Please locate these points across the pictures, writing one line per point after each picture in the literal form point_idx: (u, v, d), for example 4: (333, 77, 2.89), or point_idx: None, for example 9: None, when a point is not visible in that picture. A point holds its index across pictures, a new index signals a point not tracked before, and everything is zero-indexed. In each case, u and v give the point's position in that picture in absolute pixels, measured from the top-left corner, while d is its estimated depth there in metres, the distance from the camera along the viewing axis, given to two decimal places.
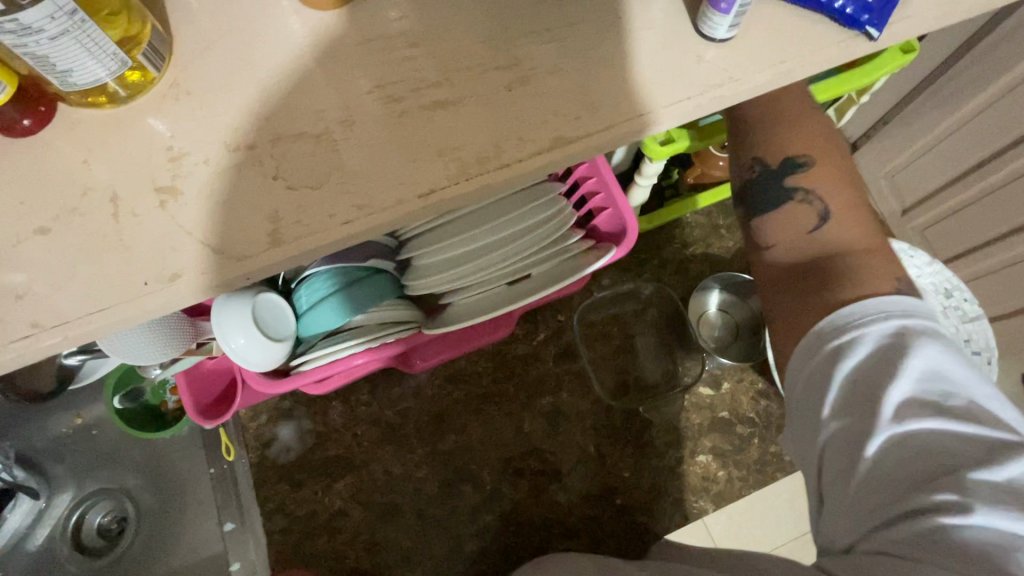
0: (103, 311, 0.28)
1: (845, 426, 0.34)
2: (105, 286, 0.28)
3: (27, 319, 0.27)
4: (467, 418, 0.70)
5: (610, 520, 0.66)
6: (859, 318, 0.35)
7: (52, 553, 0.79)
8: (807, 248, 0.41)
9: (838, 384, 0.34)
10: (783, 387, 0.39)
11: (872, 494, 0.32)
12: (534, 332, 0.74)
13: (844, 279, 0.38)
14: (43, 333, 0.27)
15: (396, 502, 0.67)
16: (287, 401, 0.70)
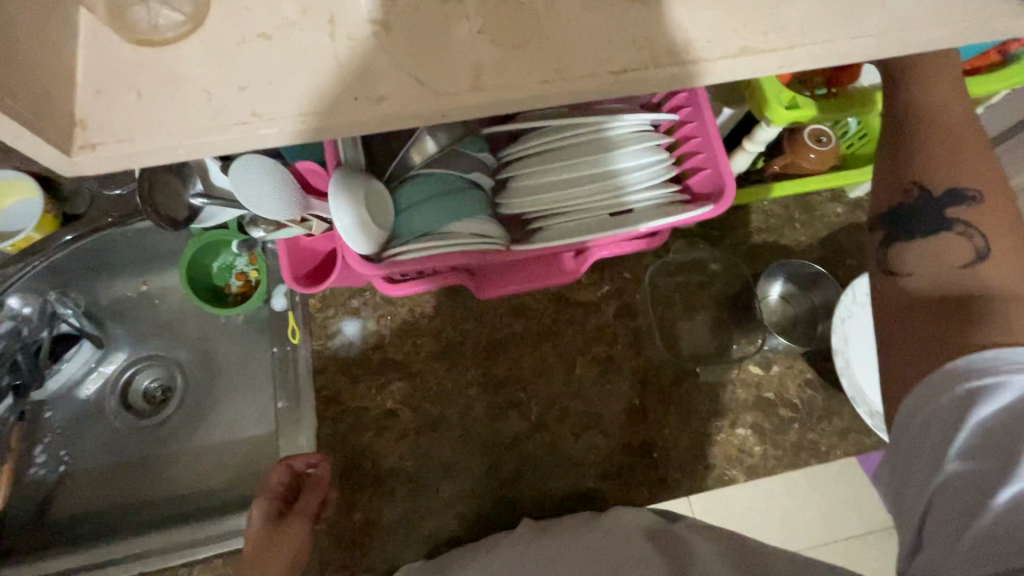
0: (317, 116, 0.30)
1: (969, 470, 0.37)
2: (322, 95, 0.30)
3: (248, 110, 0.30)
4: (525, 349, 0.72)
5: (648, 469, 0.68)
6: (1002, 366, 0.37)
7: (100, 404, 0.84)
8: (944, 281, 0.44)
9: (971, 428, 0.37)
10: (898, 422, 0.42)
11: (997, 537, 0.34)
12: (599, 284, 0.75)
13: (986, 316, 0.40)
14: (261, 123, 0.30)
15: (443, 414, 0.69)
16: (356, 300, 0.73)
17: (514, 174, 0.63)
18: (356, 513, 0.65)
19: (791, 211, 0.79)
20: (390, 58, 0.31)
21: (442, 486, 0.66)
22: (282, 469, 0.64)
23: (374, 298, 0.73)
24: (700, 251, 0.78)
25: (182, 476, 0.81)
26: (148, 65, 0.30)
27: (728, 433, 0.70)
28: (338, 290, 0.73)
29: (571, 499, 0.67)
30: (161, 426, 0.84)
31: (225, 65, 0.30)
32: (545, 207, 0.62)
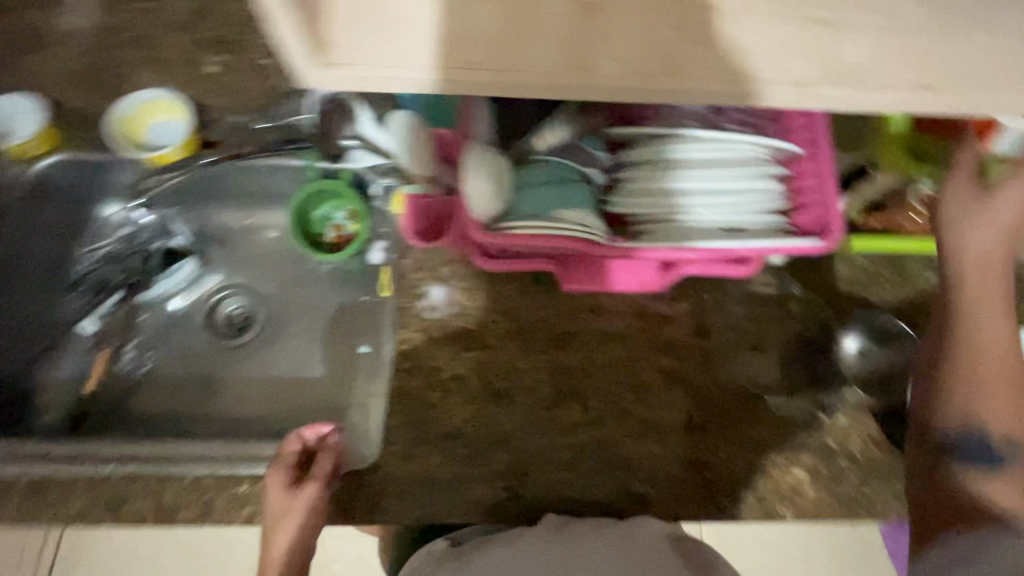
0: (527, 73, 0.34)
1: None
2: (533, 56, 0.35)
3: (469, 56, 0.34)
4: (597, 346, 0.74)
5: (696, 484, 0.68)
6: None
7: (188, 319, 0.89)
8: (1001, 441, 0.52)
9: None
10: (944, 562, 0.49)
11: None
12: (677, 299, 0.77)
13: None
14: (478, 70, 0.34)
15: (508, 390, 0.71)
16: (447, 268, 0.76)
17: (627, 177, 0.66)
18: (411, 461, 0.68)
19: (882, 267, 0.79)
20: (598, 36, 0.36)
21: (495, 457, 0.68)
22: (297, 440, 0.69)
23: (463, 270, 0.76)
24: (783, 288, 0.78)
25: (247, 399, 0.85)
26: (391, 5, 0.35)
27: (784, 469, 0.70)
28: (431, 256, 0.77)
29: (617, 498, 0.68)
30: (237, 350, 0.88)
31: (459, 16, 0.35)
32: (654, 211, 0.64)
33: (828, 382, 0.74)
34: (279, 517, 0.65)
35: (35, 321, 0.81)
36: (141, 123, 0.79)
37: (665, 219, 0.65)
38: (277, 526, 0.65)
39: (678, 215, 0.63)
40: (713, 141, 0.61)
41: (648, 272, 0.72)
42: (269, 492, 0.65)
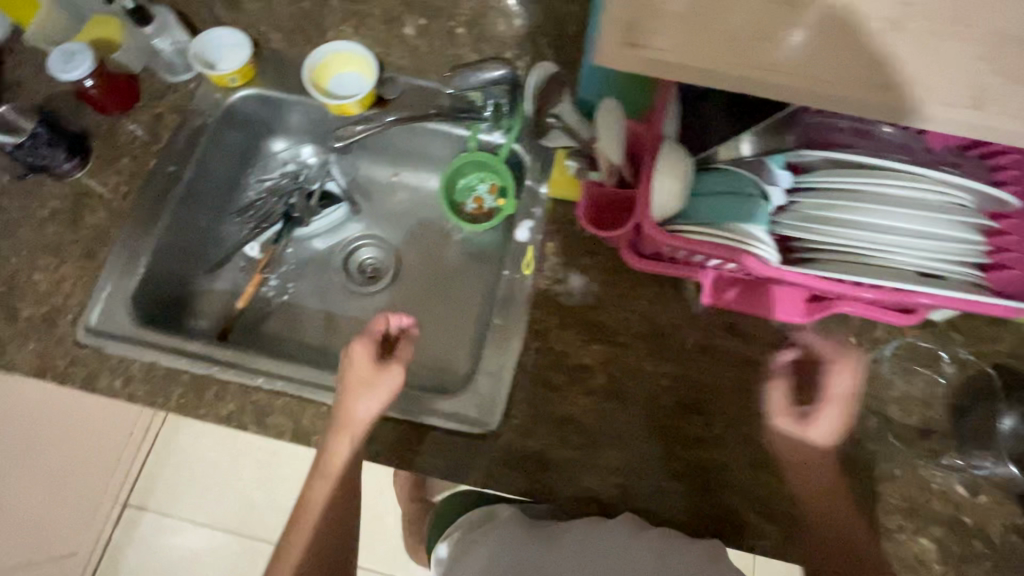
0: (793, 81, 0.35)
1: None
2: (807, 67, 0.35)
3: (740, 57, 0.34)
4: (727, 366, 0.72)
5: (707, 519, 0.66)
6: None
7: (329, 259, 0.95)
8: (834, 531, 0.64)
9: None
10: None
11: None
12: (820, 335, 0.74)
13: None
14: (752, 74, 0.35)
15: (633, 390, 0.71)
16: (587, 258, 0.77)
17: (799, 203, 0.64)
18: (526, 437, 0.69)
19: None
20: (855, 51, 0.35)
21: (610, 452, 0.68)
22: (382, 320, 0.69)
23: (603, 263, 0.76)
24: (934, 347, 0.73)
25: None
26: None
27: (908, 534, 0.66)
28: (574, 244, 0.77)
29: (726, 522, 0.66)
30: (366, 297, 0.93)
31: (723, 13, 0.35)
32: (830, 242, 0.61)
33: (971, 455, 0.69)
34: (360, 390, 0.65)
35: (200, 238, 0.87)
36: (327, 73, 0.84)
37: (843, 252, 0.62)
38: (359, 396, 0.64)
39: (860, 251, 0.60)
40: (913, 180, 0.58)
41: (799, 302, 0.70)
42: (358, 363, 0.66)
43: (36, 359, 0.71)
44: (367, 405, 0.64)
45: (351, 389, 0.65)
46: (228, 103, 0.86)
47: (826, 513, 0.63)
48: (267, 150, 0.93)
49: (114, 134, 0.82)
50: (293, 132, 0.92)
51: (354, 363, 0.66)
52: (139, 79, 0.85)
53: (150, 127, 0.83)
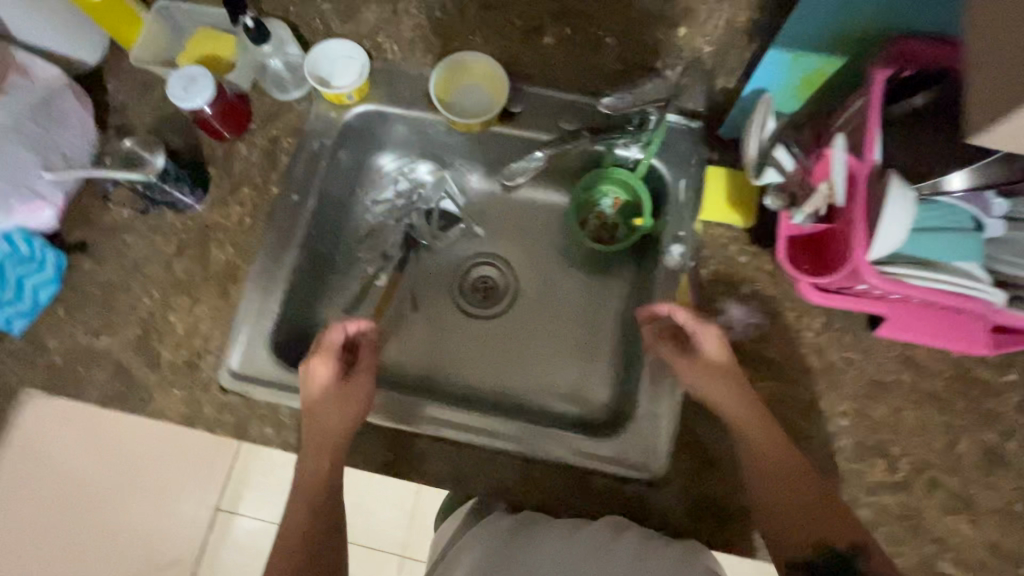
0: None
1: None
2: None
3: None
4: (907, 402, 0.68)
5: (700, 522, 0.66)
6: None
7: (454, 281, 0.89)
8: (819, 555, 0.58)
9: None
10: None
11: None
12: (1008, 368, 0.68)
13: None
14: None
15: (808, 430, 0.67)
16: (746, 286, 0.72)
17: (1011, 234, 0.57)
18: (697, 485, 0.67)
19: None
20: None
21: None
22: (340, 332, 0.69)
23: (764, 292, 0.72)
24: None
25: (499, 379, 0.84)
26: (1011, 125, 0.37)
27: None
28: (731, 272, 0.73)
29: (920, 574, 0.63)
30: (497, 319, 0.87)
31: None
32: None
33: None
34: (323, 399, 0.65)
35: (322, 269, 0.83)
36: (452, 85, 0.78)
37: None
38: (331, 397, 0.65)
39: None
40: None
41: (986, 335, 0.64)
42: (315, 362, 0.67)
43: (183, 407, 0.69)
44: (333, 417, 0.65)
45: (318, 389, 0.66)
46: (342, 124, 0.80)
47: (792, 519, 0.59)
48: (376, 168, 0.87)
49: (232, 161, 0.78)
50: (404, 149, 0.86)
51: (317, 382, 0.66)
52: (253, 99, 0.80)
53: (269, 152, 0.79)
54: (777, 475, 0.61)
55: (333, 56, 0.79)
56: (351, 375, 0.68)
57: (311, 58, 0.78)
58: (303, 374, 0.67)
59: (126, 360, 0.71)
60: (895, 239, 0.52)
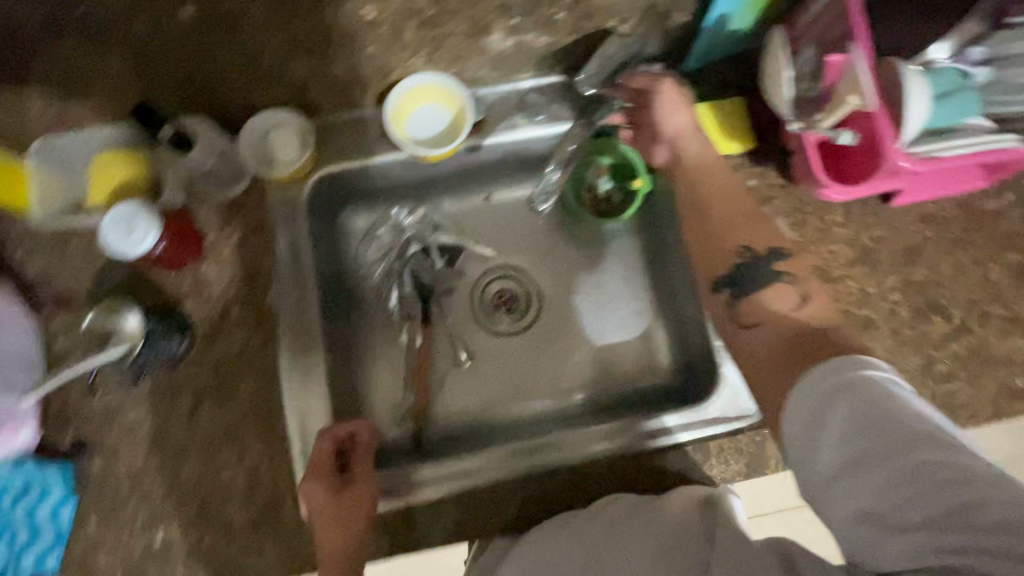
0: None
1: None
2: None
3: None
4: (938, 255, 0.73)
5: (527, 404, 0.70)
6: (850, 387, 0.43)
7: (478, 307, 0.84)
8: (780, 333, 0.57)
9: None
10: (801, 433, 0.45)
11: None
12: (1004, 191, 0.74)
13: None
14: None
15: (870, 317, 0.71)
16: (766, 207, 0.73)
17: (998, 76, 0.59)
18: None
19: None
20: None
21: None
22: (326, 440, 0.65)
23: (785, 206, 0.73)
24: None
25: (565, 382, 0.82)
26: None
27: None
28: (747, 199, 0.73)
29: (1004, 397, 0.69)
30: (534, 327, 0.84)
31: None
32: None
33: None
34: (323, 519, 0.61)
35: (349, 355, 0.77)
36: (405, 112, 0.71)
37: None
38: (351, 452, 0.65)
39: None
40: None
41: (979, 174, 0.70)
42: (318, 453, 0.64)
43: (283, 559, 0.63)
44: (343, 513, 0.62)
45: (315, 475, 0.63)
46: (305, 202, 0.73)
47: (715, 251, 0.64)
48: (354, 228, 0.81)
49: (206, 287, 0.68)
50: (373, 200, 0.81)
51: (315, 502, 0.62)
52: (197, 210, 0.69)
53: (242, 260, 0.69)
54: (710, 236, 0.65)
55: (267, 125, 0.69)
56: (349, 484, 0.63)
57: (246, 135, 0.69)
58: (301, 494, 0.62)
59: (198, 541, 0.63)
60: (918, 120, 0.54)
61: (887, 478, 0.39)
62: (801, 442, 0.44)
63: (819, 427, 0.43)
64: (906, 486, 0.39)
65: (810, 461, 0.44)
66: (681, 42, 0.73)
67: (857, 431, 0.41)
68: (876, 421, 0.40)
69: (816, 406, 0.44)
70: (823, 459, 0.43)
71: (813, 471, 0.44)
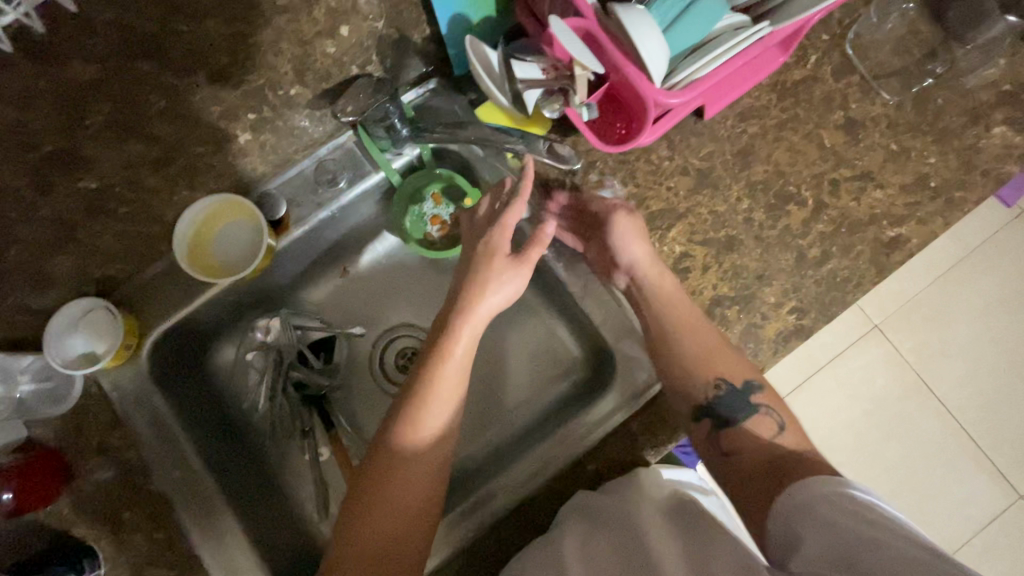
0: None
1: None
2: None
3: None
4: (771, 146, 0.71)
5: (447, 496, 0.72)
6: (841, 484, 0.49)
7: (376, 383, 0.82)
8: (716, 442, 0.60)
9: None
10: (779, 526, 0.50)
11: None
12: (805, 58, 0.72)
13: None
14: None
15: (731, 235, 0.69)
16: (593, 172, 0.70)
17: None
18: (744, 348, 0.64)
19: None
20: None
21: (764, 291, 0.68)
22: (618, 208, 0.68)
23: (609, 164, 0.71)
24: None
25: (493, 415, 0.79)
26: None
27: (982, 135, 0.70)
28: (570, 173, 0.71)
29: (880, 254, 0.69)
30: None
31: None
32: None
33: (967, 39, 0.74)
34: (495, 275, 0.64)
35: (267, 490, 0.73)
36: (215, 224, 0.67)
37: None
38: (487, 300, 0.64)
39: None
40: None
41: (771, 55, 0.67)
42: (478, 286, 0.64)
43: None
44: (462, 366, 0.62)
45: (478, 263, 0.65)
46: (150, 369, 0.69)
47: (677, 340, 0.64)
48: (223, 363, 0.77)
49: (88, 506, 0.64)
50: (230, 328, 0.76)
51: (491, 256, 0.65)
52: (42, 435, 0.64)
53: (107, 463, 0.65)
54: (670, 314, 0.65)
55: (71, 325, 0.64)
56: (520, 265, 0.65)
57: (50, 349, 0.63)
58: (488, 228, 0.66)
59: None
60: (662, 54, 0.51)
61: (853, 557, 0.43)
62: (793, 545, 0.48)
63: (804, 517, 0.48)
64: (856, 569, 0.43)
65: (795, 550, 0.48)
66: (438, 51, 0.69)
67: (838, 523, 0.46)
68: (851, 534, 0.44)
69: (791, 511, 0.50)
70: (803, 546, 0.47)
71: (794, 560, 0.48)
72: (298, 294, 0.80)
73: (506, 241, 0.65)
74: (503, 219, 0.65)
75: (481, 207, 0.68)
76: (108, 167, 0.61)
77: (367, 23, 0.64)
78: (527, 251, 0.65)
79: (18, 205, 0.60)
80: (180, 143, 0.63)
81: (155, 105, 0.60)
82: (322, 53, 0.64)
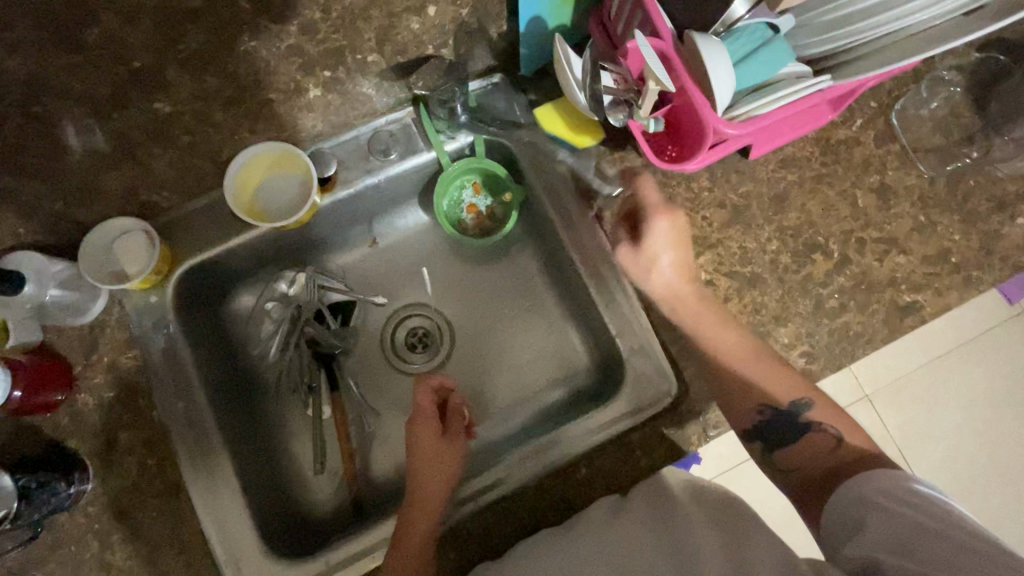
0: None
1: None
2: None
3: None
4: (805, 196, 0.74)
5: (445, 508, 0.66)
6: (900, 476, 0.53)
7: (382, 356, 0.82)
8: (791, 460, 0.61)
9: None
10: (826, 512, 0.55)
11: None
12: (852, 119, 0.76)
13: None
14: None
15: (756, 272, 0.72)
16: (634, 189, 0.73)
17: (801, 19, 0.61)
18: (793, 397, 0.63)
19: None
20: None
21: (779, 330, 0.70)
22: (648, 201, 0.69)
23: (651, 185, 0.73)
24: (938, 64, 0.78)
25: (492, 406, 0.80)
26: None
27: (1006, 222, 0.73)
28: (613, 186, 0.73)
29: (894, 316, 0.71)
30: (447, 362, 0.82)
31: None
32: (859, 36, 0.58)
33: (1004, 131, 0.77)
34: (430, 455, 0.66)
35: (260, 440, 0.74)
36: (267, 167, 0.69)
37: (863, 50, 0.58)
38: (442, 467, 0.65)
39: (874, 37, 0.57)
40: None
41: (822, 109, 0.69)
42: (417, 453, 0.66)
43: None
44: (429, 479, 0.64)
45: (416, 428, 0.67)
46: (174, 300, 0.69)
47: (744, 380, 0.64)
48: (240, 309, 0.78)
49: (85, 420, 0.65)
50: (253, 276, 0.77)
51: (421, 428, 0.67)
52: (56, 342, 0.66)
53: (115, 381, 0.66)
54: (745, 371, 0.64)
55: (109, 242, 0.66)
56: (451, 435, 0.68)
57: (86, 262, 0.65)
58: (414, 402, 0.69)
59: None
60: (728, 85, 0.54)
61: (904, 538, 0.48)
62: (850, 527, 0.52)
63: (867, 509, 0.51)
64: (914, 526, 0.48)
65: (850, 531, 0.52)
66: (508, 49, 0.73)
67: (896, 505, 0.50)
68: (887, 486, 0.52)
69: (854, 498, 0.53)
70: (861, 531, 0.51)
71: (849, 542, 0.51)
72: (325, 255, 0.81)
73: (429, 416, 0.68)
74: (419, 403, 0.69)
75: (421, 396, 0.69)
76: (180, 98, 0.64)
77: (453, 8, 0.68)
78: (452, 426, 0.69)
79: (101, 111, 0.63)
80: (256, 83, 0.66)
81: (243, 45, 0.64)
82: (406, 27, 0.68)
